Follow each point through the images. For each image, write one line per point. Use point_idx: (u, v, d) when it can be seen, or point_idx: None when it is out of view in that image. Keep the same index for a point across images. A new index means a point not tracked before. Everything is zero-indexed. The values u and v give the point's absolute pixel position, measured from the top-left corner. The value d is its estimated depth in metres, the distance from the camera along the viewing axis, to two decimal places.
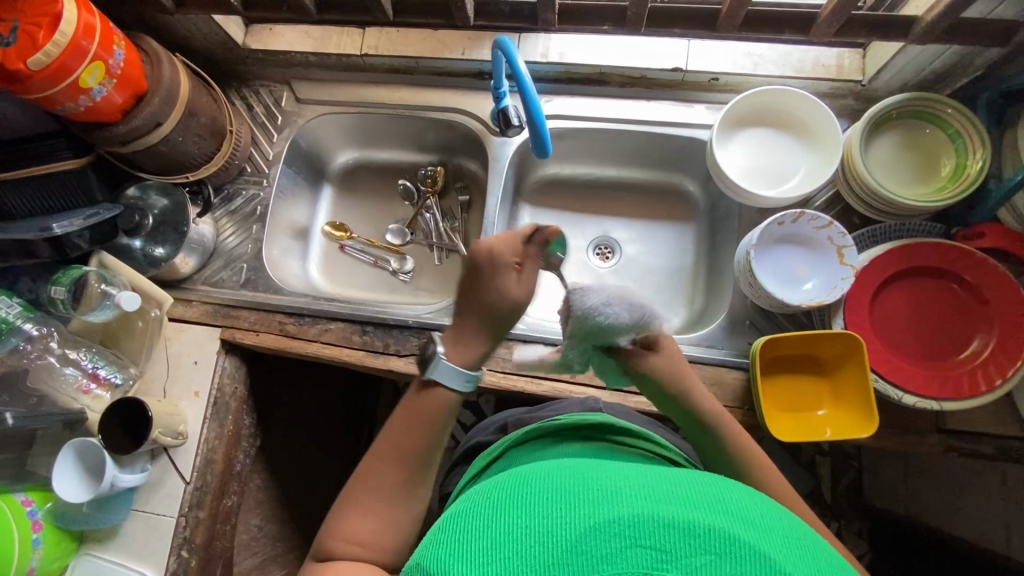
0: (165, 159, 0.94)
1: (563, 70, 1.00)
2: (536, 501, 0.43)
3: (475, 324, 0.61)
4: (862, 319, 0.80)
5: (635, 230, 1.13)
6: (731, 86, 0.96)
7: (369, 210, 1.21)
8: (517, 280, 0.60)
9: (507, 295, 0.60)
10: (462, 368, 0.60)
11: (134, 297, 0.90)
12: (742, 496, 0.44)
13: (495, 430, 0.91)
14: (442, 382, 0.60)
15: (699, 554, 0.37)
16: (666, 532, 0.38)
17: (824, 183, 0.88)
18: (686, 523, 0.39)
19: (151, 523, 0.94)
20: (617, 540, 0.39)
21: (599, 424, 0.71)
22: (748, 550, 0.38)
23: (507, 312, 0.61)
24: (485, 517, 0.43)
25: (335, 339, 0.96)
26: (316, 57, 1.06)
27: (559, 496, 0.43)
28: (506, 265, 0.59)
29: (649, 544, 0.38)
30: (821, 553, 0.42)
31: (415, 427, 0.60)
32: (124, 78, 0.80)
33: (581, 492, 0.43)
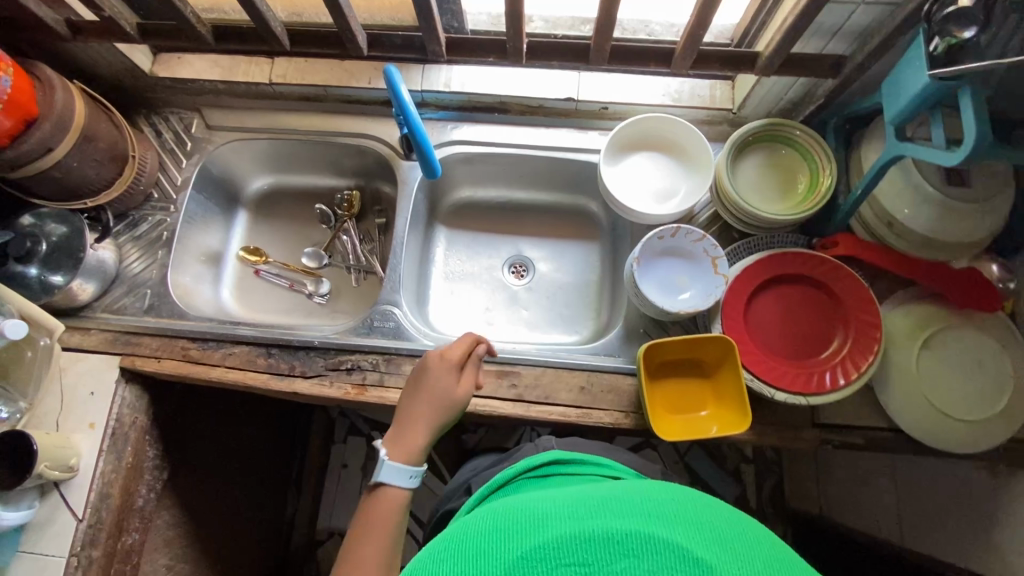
0: (62, 185, 0.92)
1: (465, 98, 1.06)
2: (476, 543, 0.45)
3: (421, 422, 0.79)
4: (738, 326, 0.86)
5: (546, 249, 1.19)
6: (620, 114, 1.04)
7: (286, 234, 1.22)
8: (459, 384, 0.81)
9: (452, 395, 0.80)
10: (403, 464, 0.75)
11: (20, 325, 0.86)
12: (665, 495, 0.47)
13: (461, 493, 0.97)
14: (389, 482, 0.75)
15: (619, 560, 0.40)
16: (588, 548, 0.41)
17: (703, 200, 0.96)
18: (605, 534, 0.42)
19: (37, 566, 0.89)
20: (545, 563, 0.41)
21: (560, 461, 0.72)
22: (665, 547, 0.41)
23: (450, 411, 0.80)
24: (428, 568, 0.44)
25: (240, 363, 0.95)
26: (225, 84, 1.08)
27: (492, 537, 0.45)
28: (454, 370, 0.82)
29: (573, 561, 0.41)
30: (741, 530, 0.44)
31: (376, 528, 0.72)
32: (11, 103, 0.79)
33: (510, 529, 0.45)
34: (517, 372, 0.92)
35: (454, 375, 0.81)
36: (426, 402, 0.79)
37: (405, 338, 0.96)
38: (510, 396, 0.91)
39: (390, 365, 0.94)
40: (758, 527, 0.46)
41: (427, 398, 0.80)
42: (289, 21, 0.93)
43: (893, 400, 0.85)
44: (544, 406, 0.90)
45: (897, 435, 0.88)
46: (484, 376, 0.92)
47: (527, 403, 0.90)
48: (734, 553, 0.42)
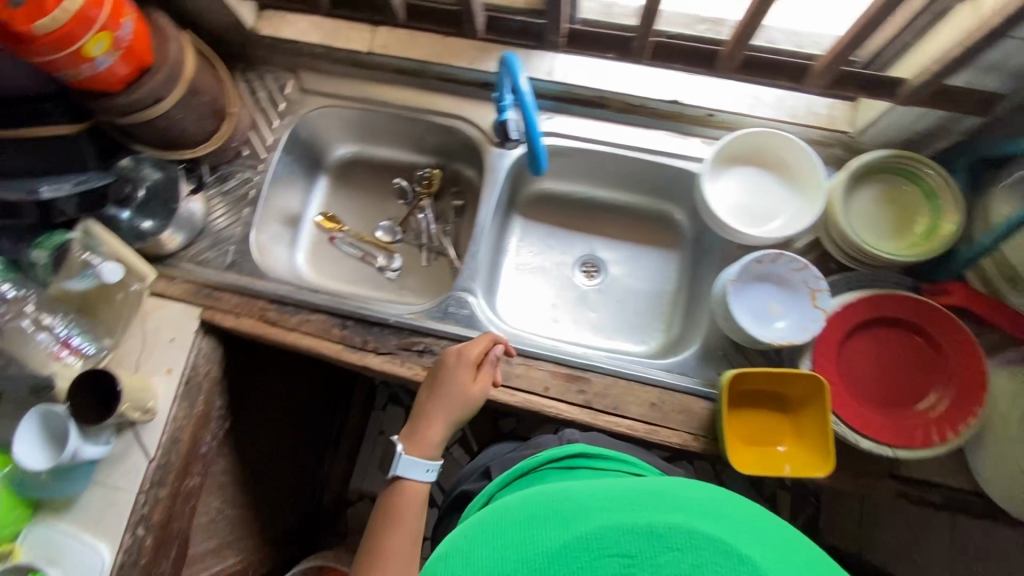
0: (163, 135, 0.93)
1: (566, 89, 1.02)
2: (509, 530, 0.44)
3: (442, 417, 0.82)
4: (831, 364, 0.83)
5: (621, 252, 1.17)
6: (727, 123, 0.99)
7: (363, 205, 1.24)
8: (471, 382, 0.84)
9: (467, 393, 0.83)
10: (421, 459, 0.80)
11: (117, 270, 0.88)
12: (706, 494, 0.45)
13: (478, 476, 0.99)
14: (407, 475, 0.79)
15: (664, 552, 0.39)
16: (630, 539, 0.40)
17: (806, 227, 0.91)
18: (648, 526, 0.40)
19: (110, 498, 0.93)
20: (586, 553, 0.40)
21: (583, 454, 0.73)
22: (709, 542, 0.39)
23: (466, 409, 0.83)
24: (466, 555, 0.44)
25: (315, 330, 0.97)
26: (325, 49, 1.08)
27: (527, 525, 0.44)
28: (469, 368, 0.84)
29: (616, 552, 0.39)
30: (788, 535, 0.42)
31: (396, 520, 0.75)
32: (129, 51, 0.79)
33: (545, 516, 0.44)
34: (587, 378, 0.91)
35: (467, 371, 0.84)
36: (442, 398, 0.83)
37: (478, 329, 0.95)
38: (578, 402, 0.89)
39: None
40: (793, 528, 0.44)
41: (440, 394, 0.83)
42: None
43: (988, 467, 0.81)
44: (613, 417, 0.88)
45: (980, 500, 0.84)
46: (554, 378, 0.91)
47: (595, 411, 0.89)
48: (783, 555, 0.40)
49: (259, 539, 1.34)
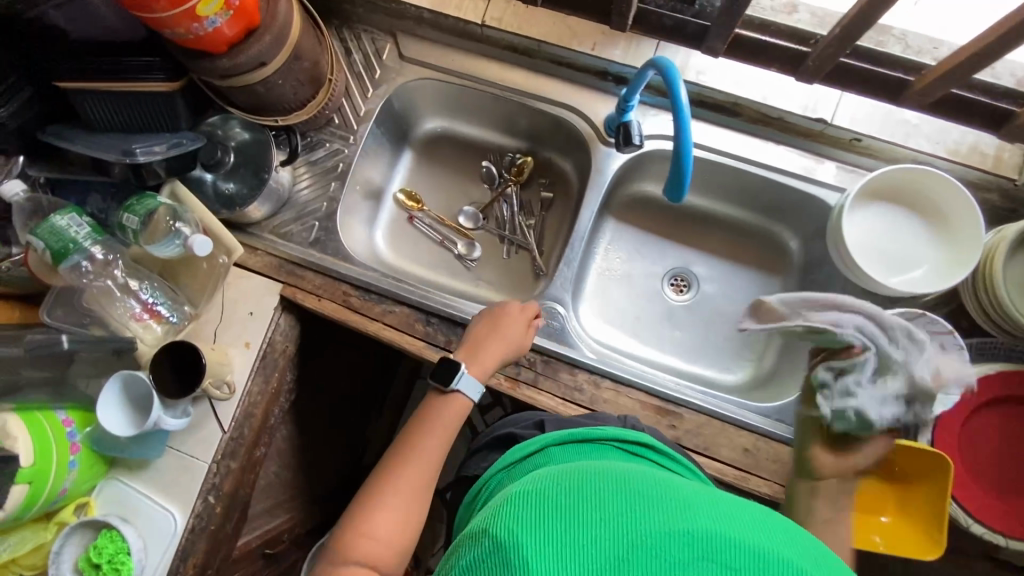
0: (259, 99, 0.87)
1: (695, 90, 0.92)
2: (610, 495, 0.44)
3: (494, 355, 0.82)
4: (950, 439, 0.77)
5: (715, 269, 1.09)
6: (873, 151, 0.89)
7: (446, 185, 1.17)
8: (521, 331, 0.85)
9: (523, 343, 0.85)
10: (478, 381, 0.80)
11: (206, 243, 0.83)
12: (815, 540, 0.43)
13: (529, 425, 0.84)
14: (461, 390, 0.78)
15: None
16: (737, 553, 0.39)
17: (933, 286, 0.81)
18: (759, 551, 0.39)
19: (184, 464, 0.93)
20: (689, 548, 0.39)
21: (653, 447, 0.66)
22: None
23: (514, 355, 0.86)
24: (562, 502, 0.44)
25: (398, 323, 0.93)
26: (431, 15, 0.97)
27: (631, 499, 0.44)
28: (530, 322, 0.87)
29: (722, 560, 0.38)
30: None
31: (433, 423, 0.76)
32: (240, 10, 0.72)
33: (649, 500, 0.44)
34: (679, 413, 0.86)
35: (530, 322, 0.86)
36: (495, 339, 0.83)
37: (567, 344, 0.90)
38: (667, 436, 0.85)
39: (547, 368, 0.89)
40: None
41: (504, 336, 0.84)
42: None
43: None
44: (702, 457, 0.84)
45: None
46: (643, 407, 0.86)
47: (683, 447, 0.85)
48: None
49: (307, 500, 1.36)
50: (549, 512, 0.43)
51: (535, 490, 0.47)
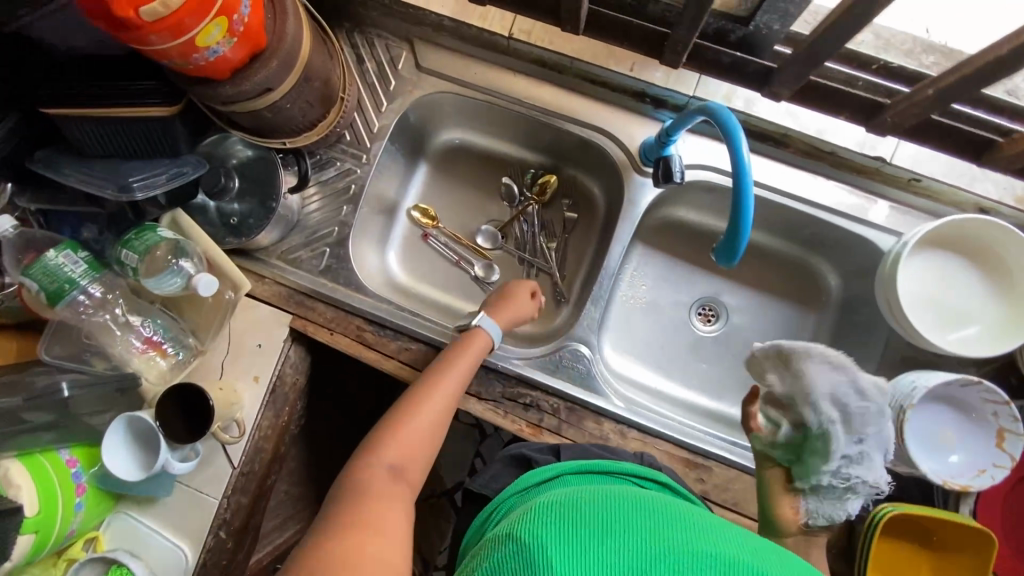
0: (265, 123, 0.79)
1: (742, 119, 0.85)
2: (633, 513, 0.45)
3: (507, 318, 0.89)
4: (994, 510, 0.74)
5: (747, 301, 1.04)
6: (931, 193, 0.82)
7: (463, 201, 1.10)
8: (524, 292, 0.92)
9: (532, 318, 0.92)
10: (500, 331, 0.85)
11: (212, 282, 0.78)
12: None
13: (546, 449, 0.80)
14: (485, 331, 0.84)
15: None
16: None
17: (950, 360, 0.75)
18: None
19: (193, 500, 0.90)
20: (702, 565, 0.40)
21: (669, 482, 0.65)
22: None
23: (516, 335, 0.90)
24: (587, 513, 0.45)
25: (415, 361, 0.88)
26: (453, 23, 0.88)
27: (654, 518, 0.44)
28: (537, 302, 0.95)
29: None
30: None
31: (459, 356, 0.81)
32: (245, 34, 0.64)
33: (672, 520, 0.44)
34: (708, 466, 0.83)
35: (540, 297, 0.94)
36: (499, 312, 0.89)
37: (593, 390, 0.86)
38: (696, 491, 0.82)
39: (571, 416, 0.85)
40: None
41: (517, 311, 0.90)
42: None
43: None
44: (732, 514, 0.81)
45: None
46: (671, 459, 0.83)
47: (712, 503, 0.82)
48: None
49: None
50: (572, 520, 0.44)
51: (562, 503, 0.47)
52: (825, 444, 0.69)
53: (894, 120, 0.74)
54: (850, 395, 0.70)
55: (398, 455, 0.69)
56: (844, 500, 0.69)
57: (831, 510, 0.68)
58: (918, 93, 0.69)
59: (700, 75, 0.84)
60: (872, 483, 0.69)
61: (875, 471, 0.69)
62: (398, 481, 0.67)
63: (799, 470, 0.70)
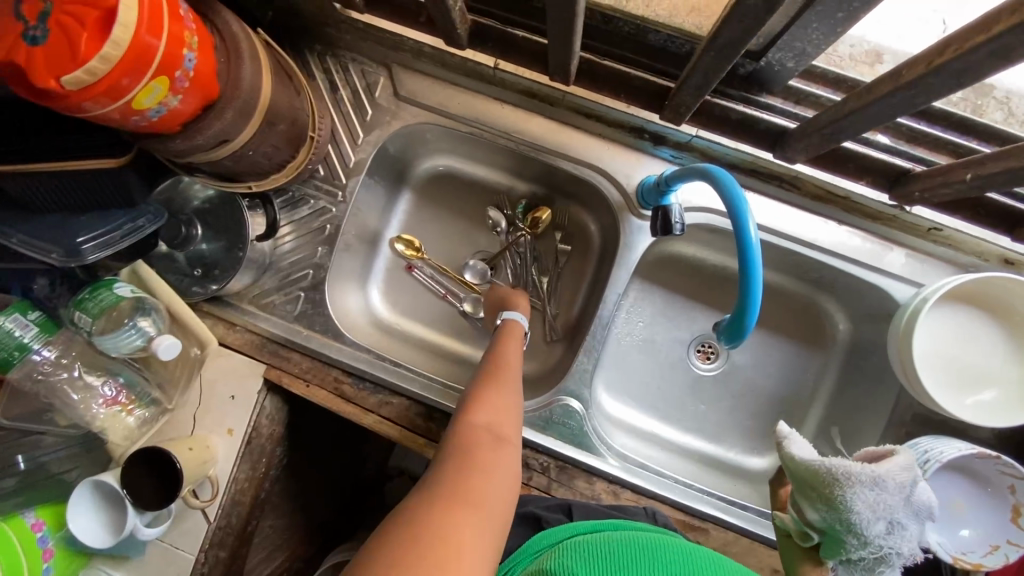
0: (226, 170, 0.72)
1: (750, 158, 0.78)
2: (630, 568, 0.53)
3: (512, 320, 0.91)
4: None
5: (749, 340, 0.98)
6: (950, 241, 0.76)
7: (449, 232, 1.03)
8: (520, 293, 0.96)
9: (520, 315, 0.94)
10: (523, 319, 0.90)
11: (174, 345, 0.72)
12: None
13: (556, 505, 0.76)
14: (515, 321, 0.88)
15: None
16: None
17: (963, 449, 0.67)
18: None
19: (168, 556, 0.87)
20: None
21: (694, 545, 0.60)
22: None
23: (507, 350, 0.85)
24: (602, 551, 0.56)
25: (396, 416, 0.83)
26: (434, 50, 0.81)
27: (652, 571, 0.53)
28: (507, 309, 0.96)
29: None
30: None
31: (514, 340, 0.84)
32: (194, 88, 0.57)
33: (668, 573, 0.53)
34: (705, 528, 0.79)
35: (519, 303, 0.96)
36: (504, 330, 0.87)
37: (585, 448, 0.81)
38: None
39: (561, 476, 0.80)
40: None
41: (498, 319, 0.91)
42: (599, 8, 0.68)
43: None
44: None
45: None
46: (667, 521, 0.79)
47: None
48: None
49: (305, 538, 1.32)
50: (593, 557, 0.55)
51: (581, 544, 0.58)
52: (856, 536, 0.59)
53: (923, 195, 0.69)
54: (883, 493, 0.58)
55: (492, 416, 0.69)
56: (876, 572, 0.62)
57: None
58: (952, 175, 0.63)
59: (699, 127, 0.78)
60: (908, 553, 0.61)
61: (913, 541, 0.61)
62: (497, 438, 0.67)
63: (827, 550, 0.62)
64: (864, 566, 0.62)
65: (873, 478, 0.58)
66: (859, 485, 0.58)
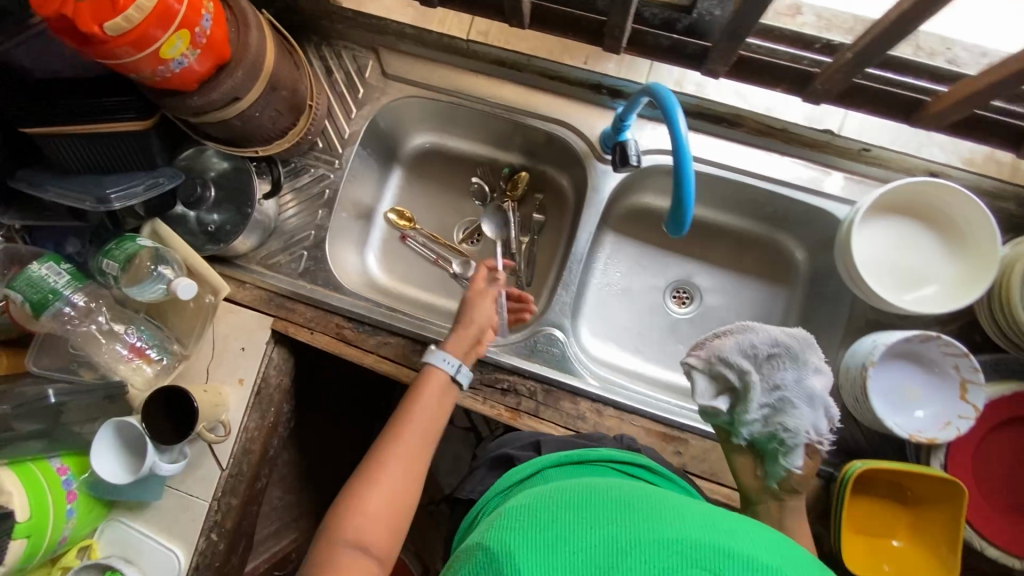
0: (236, 132, 0.83)
1: (695, 102, 0.87)
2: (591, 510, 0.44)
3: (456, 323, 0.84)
4: (963, 464, 0.75)
5: (720, 282, 1.06)
6: (881, 161, 0.85)
7: (438, 202, 1.13)
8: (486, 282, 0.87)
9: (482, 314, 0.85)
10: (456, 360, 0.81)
11: (191, 286, 0.81)
12: (817, 571, 0.41)
13: (527, 444, 0.79)
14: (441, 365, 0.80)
15: None
16: (726, 561, 0.38)
17: (903, 333, 0.74)
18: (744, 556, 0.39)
19: (184, 502, 0.93)
20: (678, 557, 0.39)
21: (649, 468, 0.66)
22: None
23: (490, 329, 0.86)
24: (551, 515, 0.44)
25: (394, 355, 0.91)
26: (414, 31, 0.93)
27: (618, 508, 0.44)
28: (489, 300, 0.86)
29: (708, 566, 0.38)
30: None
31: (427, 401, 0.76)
32: (209, 46, 0.68)
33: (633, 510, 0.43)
34: (685, 439, 0.84)
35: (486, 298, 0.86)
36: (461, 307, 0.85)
37: (568, 371, 0.88)
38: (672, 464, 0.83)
39: (548, 398, 0.87)
40: None
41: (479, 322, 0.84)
42: None
43: None
44: (709, 485, 0.82)
45: None
46: (648, 434, 0.85)
47: (689, 475, 0.83)
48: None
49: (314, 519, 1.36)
50: (543, 522, 0.43)
51: (529, 508, 0.46)
52: (744, 403, 0.70)
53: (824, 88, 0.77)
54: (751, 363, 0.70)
55: (366, 530, 0.63)
56: (785, 452, 0.69)
57: (776, 464, 0.70)
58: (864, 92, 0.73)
59: (651, 63, 0.88)
60: (807, 428, 0.69)
61: (807, 415, 0.69)
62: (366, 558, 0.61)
63: (733, 429, 0.72)
64: (767, 442, 0.70)
65: (745, 344, 0.70)
66: (729, 360, 0.70)
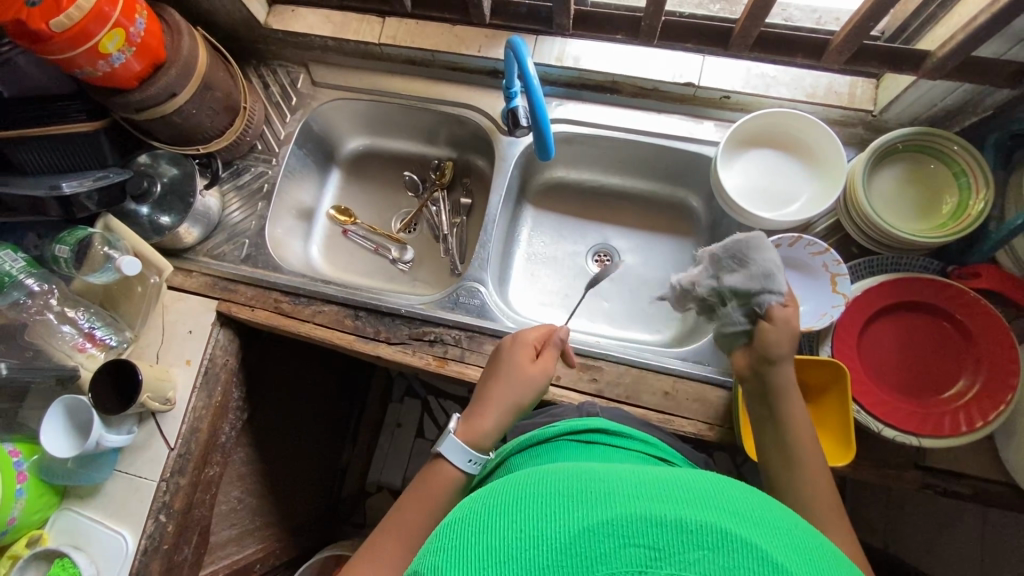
0: (178, 130, 0.95)
1: (576, 75, 1.01)
2: (529, 506, 0.38)
3: (488, 396, 0.71)
4: (850, 352, 0.80)
5: (635, 241, 1.14)
6: (742, 105, 0.97)
7: (375, 198, 1.23)
8: (541, 359, 0.73)
9: (524, 371, 0.72)
10: (468, 448, 0.67)
11: (134, 263, 0.90)
12: (769, 516, 0.38)
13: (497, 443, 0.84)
14: (448, 457, 0.67)
15: (698, 550, 0.34)
16: (662, 531, 0.34)
17: (772, 238, 0.83)
18: (680, 521, 0.35)
19: (133, 485, 0.95)
20: (612, 541, 0.34)
21: (602, 430, 0.65)
22: (740, 545, 0.34)
23: (522, 392, 0.71)
24: (483, 523, 0.38)
25: (328, 321, 0.98)
26: (335, 42, 1.08)
27: (558, 496, 0.38)
28: (528, 351, 0.74)
29: (644, 543, 0.34)
30: (816, 545, 0.37)
31: (430, 492, 0.65)
32: (143, 46, 0.81)
33: (573, 492, 0.38)
34: (600, 367, 0.90)
35: (530, 359, 0.73)
36: (498, 376, 0.72)
37: (488, 318, 0.96)
38: (590, 391, 0.88)
39: (471, 343, 0.93)
40: (812, 534, 0.39)
41: (516, 392, 0.71)
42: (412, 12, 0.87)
43: (1016, 456, 0.76)
44: (625, 406, 0.87)
45: (1016, 491, 0.79)
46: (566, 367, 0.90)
47: (607, 399, 0.88)
48: (811, 567, 0.35)
49: (280, 530, 1.34)
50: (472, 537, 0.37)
51: (460, 514, 0.41)
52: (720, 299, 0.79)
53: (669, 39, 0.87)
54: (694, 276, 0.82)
55: None
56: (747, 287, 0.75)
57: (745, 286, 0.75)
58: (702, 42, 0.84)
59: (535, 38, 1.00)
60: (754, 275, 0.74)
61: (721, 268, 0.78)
62: None
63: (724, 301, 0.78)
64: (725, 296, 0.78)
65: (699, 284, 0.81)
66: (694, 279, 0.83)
